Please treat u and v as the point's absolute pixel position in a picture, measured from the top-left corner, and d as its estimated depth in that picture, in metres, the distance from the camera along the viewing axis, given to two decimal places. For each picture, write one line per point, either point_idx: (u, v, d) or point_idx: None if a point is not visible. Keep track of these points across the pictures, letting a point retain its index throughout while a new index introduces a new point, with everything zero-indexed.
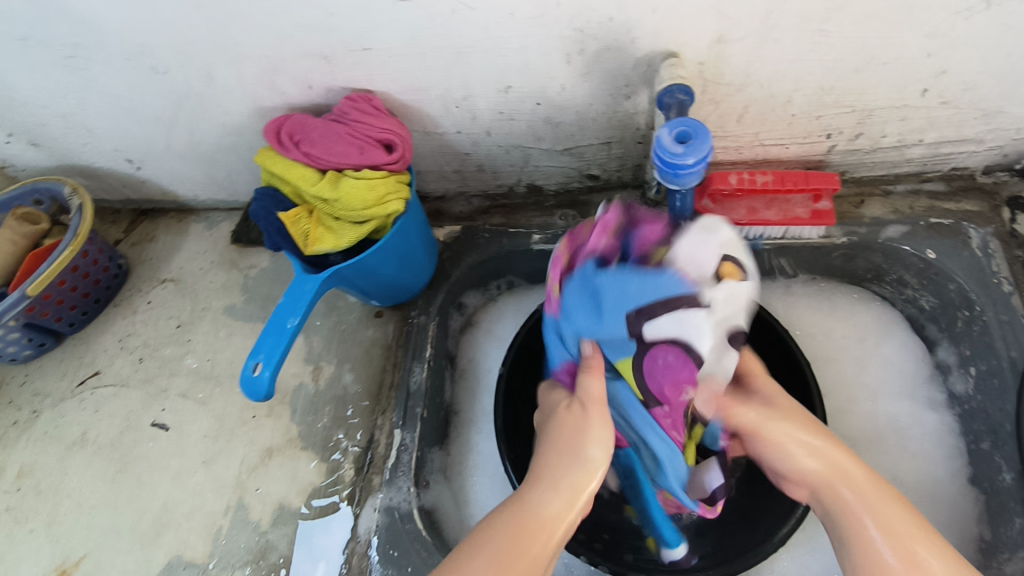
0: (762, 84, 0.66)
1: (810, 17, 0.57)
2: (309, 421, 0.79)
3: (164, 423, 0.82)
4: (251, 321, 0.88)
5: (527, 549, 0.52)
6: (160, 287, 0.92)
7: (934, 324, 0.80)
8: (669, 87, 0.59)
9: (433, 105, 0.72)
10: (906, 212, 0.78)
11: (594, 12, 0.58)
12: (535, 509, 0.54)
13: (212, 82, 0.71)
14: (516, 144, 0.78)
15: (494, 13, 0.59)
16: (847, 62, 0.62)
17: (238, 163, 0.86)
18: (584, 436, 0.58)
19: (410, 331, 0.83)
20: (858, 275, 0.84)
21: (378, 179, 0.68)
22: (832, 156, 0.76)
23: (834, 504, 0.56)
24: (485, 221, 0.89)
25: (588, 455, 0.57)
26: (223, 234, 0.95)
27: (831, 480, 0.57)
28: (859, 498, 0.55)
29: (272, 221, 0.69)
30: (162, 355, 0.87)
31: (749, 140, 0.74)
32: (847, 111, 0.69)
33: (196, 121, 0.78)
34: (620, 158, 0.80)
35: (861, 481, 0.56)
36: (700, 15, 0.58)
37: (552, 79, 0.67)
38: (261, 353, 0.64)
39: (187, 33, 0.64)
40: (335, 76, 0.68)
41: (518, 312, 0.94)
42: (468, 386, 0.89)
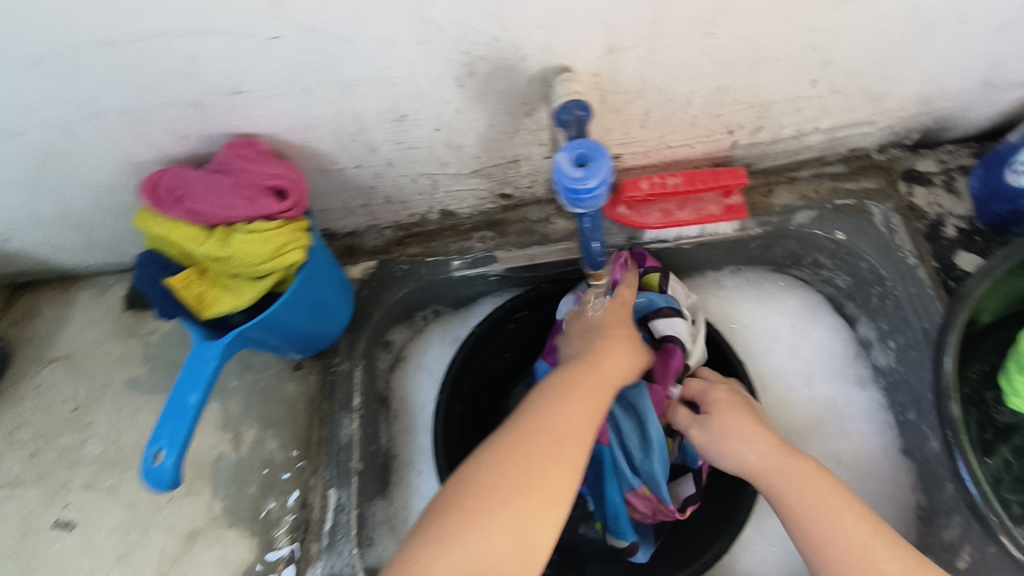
0: (660, 89, 0.65)
1: (695, 21, 0.56)
2: (235, 494, 0.73)
3: (69, 521, 0.74)
4: (158, 392, 0.80)
5: (566, 420, 0.58)
6: (48, 368, 0.83)
7: (852, 302, 0.82)
8: (565, 103, 0.57)
9: (326, 142, 0.68)
10: (812, 197, 0.80)
11: (480, 34, 0.55)
12: (566, 397, 0.60)
13: (69, 142, 0.64)
14: (422, 172, 0.75)
15: (373, 43, 0.55)
16: (738, 61, 0.62)
17: (119, 223, 0.78)
18: (621, 345, 0.68)
19: (334, 380, 0.77)
20: (776, 262, 0.85)
21: (272, 229, 0.63)
22: (737, 151, 0.77)
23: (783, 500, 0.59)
24: (401, 252, 0.84)
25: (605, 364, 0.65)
26: (115, 300, 0.87)
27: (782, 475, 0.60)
28: (805, 492, 0.58)
29: (159, 289, 0.64)
30: (59, 445, 0.78)
31: (656, 144, 0.74)
32: (745, 107, 0.69)
33: (61, 185, 0.70)
34: (531, 175, 0.78)
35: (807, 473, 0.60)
36: (587, 28, 0.56)
37: (447, 105, 0.64)
38: (163, 438, 0.59)
39: (30, 93, 0.57)
40: (211, 123, 0.63)
41: (445, 339, 0.91)
42: (403, 426, 0.85)
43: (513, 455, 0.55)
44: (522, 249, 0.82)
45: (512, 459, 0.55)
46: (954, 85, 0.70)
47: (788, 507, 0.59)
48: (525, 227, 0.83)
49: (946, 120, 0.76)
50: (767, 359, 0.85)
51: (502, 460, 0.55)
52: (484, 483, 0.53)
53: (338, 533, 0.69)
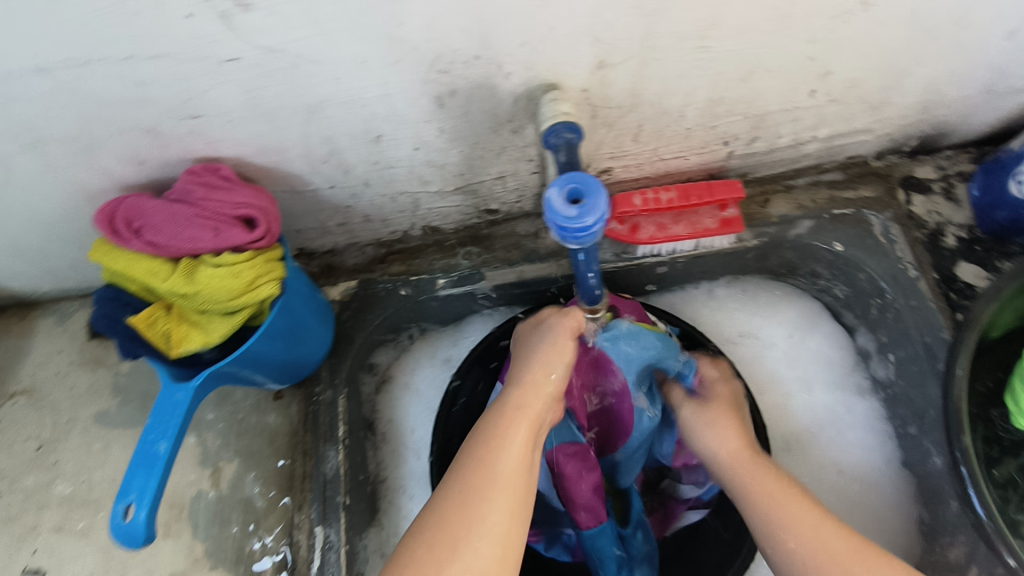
0: (652, 103, 0.61)
1: (689, 35, 0.53)
2: (216, 535, 0.70)
3: (40, 569, 0.70)
4: (129, 427, 0.76)
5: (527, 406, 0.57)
6: (9, 403, 0.78)
7: (850, 312, 0.80)
8: (553, 126, 0.54)
9: (297, 165, 0.63)
10: (809, 207, 0.77)
11: (458, 52, 0.51)
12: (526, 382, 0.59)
13: (12, 172, 0.58)
14: (401, 191, 0.70)
15: (340, 64, 0.51)
16: (734, 73, 0.59)
17: (77, 250, 0.73)
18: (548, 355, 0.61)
19: (317, 410, 0.74)
20: (772, 271, 0.83)
21: (242, 262, 0.58)
22: (732, 161, 0.74)
23: (760, 521, 0.57)
24: (384, 270, 0.80)
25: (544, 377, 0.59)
26: (78, 327, 0.82)
27: (763, 491, 0.58)
28: (784, 511, 0.56)
29: (121, 329, 0.59)
30: (24, 487, 0.74)
31: (648, 156, 0.70)
32: (740, 119, 0.66)
33: (9, 215, 0.65)
34: (517, 190, 0.74)
35: (785, 494, 0.57)
36: (575, 43, 0.52)
37: (426, 124, 0.60)
38: (132, 492, 0.55)
39: None
40: (169, 149, 0.58)
41: (434, 360, 0.86)
42: (392, 448, 0.82)
43: (441, 545, 0.48)
44: (511, 266, 0.78)
45: (436, 553, 0.48)
46: (955, 91, 0.67)
47: (765, 523, 0.57)
48: (512, 242, 0.80)
49: (945, 126, 0.74)
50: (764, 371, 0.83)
51: (427, 548, 0.48)
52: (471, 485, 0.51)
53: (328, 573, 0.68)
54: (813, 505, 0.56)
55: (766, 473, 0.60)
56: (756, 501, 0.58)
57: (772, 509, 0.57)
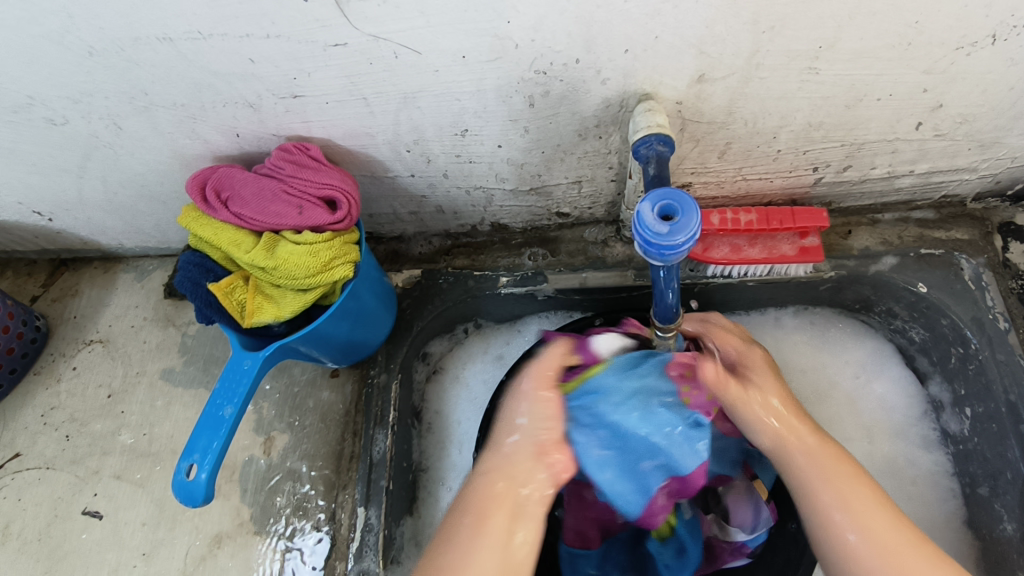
0: (746, 122, 0.59)
1: (800, 55, 0.51)
2: (262, 502, 0.72)
3: (98, 511, 0.73)
4: (192, 386, 0.79)
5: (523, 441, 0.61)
6: (86, 350, 0.82)
7: (925, 357, 0.76)
8: (645, 136, 0.53)
9: (382, 151, 0.64)
10: (895, 242, 0.74)
11: (559, 54, 0.51)
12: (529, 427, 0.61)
13: (119, 133, 0.61)
14: (477, 186, 0.71)
15: (441, 56, 0.51)
16: (838, 98, 0.56)
17: (164, 212, 0.76)
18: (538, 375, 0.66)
19: (370, 392, 0.74)
20: (845, 306, 0.79)
21: (321, 242, 0.60)
22: (818, 188, 0.71)
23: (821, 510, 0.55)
24: (448, 262, 0.81)
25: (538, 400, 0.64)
26: (155, 286, 0.85)
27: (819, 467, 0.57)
28: (837, 493, 0.55)
29: (201, 294, 0.61)
30: (92, 431, 0.77)
31: (731, 175, 0.68)
32: (836, 145, 0.63)
33: (110, 173, 0.68)
34: (591, 196, 0.73)
35: (858, 492, 0.54)
36: (678, 56, 0.51)
37: (514, 122, 0.59)
38: (195, 452, 0.56)
39: (83, 84, 0.55)
40: (265, 124, 0.60)
41: (487, 355, 0.86)
42: (435, 440, 0.81)
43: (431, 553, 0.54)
44: (574, 271, 0.77)
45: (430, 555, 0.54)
46: None
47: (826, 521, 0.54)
48: (579, 248, 0.79)
49: None
50: (825, 407, 0.79)
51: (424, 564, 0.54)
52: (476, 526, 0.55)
53: (362, 554, 0.67)
54: (884, 504, 0.54)
55: (823, 452, 0.58)
56: (822, 490, 0.56)
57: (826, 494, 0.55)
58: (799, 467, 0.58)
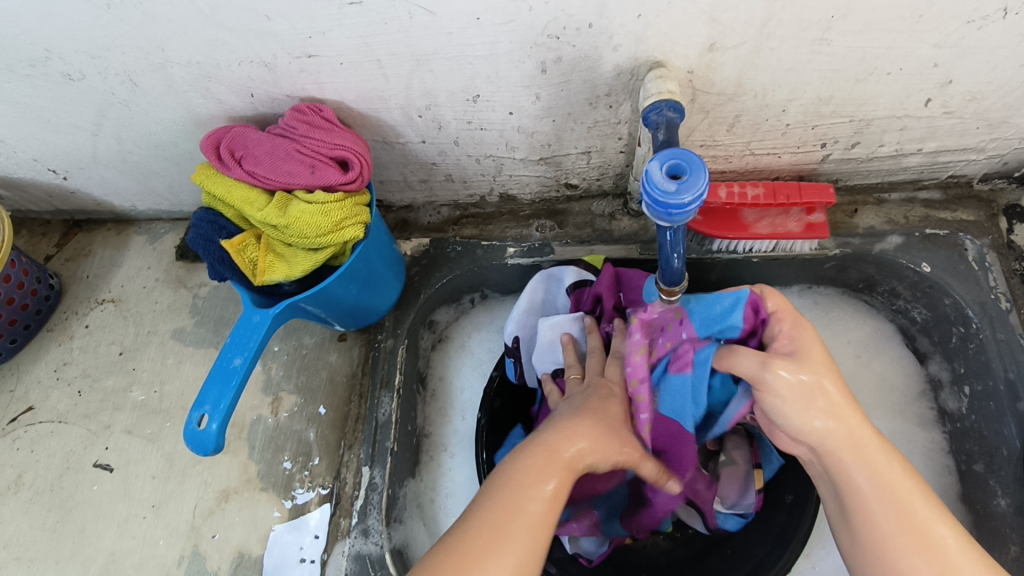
0: (756, 94, 0.60)
1: (811, 25, 0.51)
2: (269, 459, 0.74)
3: (108, 464, 0.75)
4: (201, 347, 0.80)
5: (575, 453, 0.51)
6: (98, 309, 0.84)
7: (926, 337, 0.76)
8: (656, 103, 0.53)
9: (393, 115, 0.65)
10: (900, 222, 0.74)
11: (572, 18, 0.51)
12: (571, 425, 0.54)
13: (135, 90, 0.62)
14: (486, 154, 0.71)
15: (456, 18, 0.52)
16: (848, 71, 0.57)
17: (177, 174, 0.77)
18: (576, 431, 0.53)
19: (376, 356, 0.75)
20: (849, 285, 0.80)
21: (333, 202, 0.61)
22: (826, 165, 0.71)
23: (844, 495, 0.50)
24: (456, 232, 0.82)
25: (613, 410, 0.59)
26: (167, 248, 0.87)
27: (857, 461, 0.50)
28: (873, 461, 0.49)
29: (213, 251, 0.62)
30: (104, 387, 0.79)
31: (739, 149, 0.69)
32: (845, 121, 0.64)
33: (125, 131, 0.69)
34: (600, 167, 0.74)
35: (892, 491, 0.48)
36: (689, 23, 0.51)
37: (525, 89, 0.60)
38: (206, 403, 0.58)
39: (102, 38, 0.55)
40: (280, 85, 0.60)
41: (492, 326, 0.87)
42: (439, 407, 0.83)
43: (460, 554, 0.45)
44: (581, 243, 0.78)
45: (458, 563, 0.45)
46: None
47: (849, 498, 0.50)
48: (586, 221, 0.80)
49: None
50: None
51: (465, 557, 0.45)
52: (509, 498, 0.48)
53: (367, 510, 0.68)
54: (902, 473, 0.49)
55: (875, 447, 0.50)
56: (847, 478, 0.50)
57: (860, 475, 0.49)
58: (829, 436, 0.50)
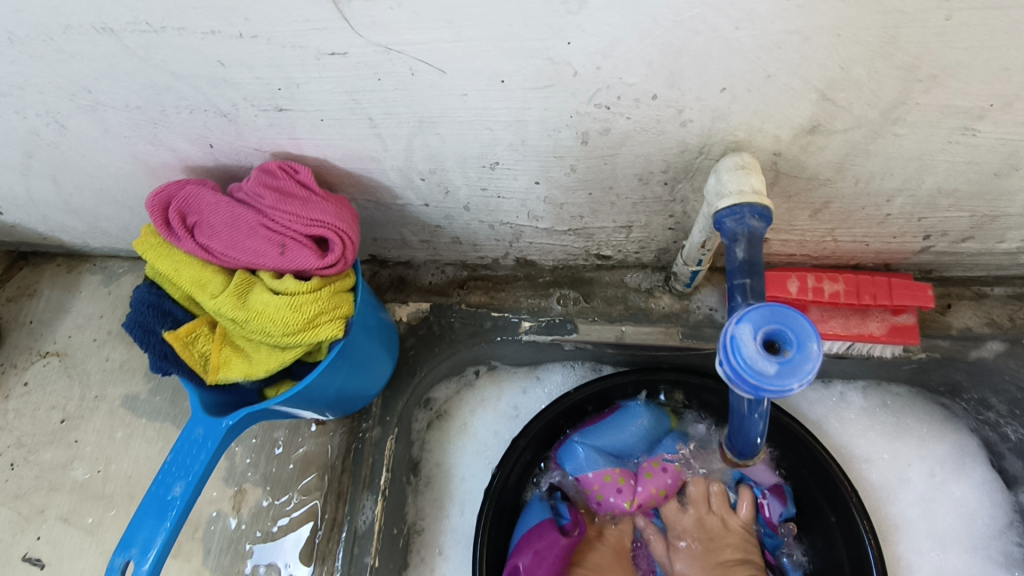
0: (858, 181, 0.46)
1: (959, 111, 0.37)
2: (226, 567, 0.62)
3: (39, 559, 0.63)
4: (155, 418, 0.68)
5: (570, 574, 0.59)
6: (40, 364, 0.72)
7: (1021, 461, 0.63)
8: (734, 206, 0.39)
9: (389, 177, 0.51)
10: (1005, 326, 0.60)
11: (632, 87, 0.38)
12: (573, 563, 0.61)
13: (64, 132, 0.49)
14: (503, 220, 0.58)
15: (476, 78, 0.38)
16: (988, 164, 0.43)
17: (132, 217, 0.64)
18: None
19: (359, 449, 0.64)
20: (928, 388, 0.67)
21: (305, 292, 0.47)
22: (922, 256, 0.57)
23: None
24: (462, 298, 0.69)
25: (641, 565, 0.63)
26: (124, 294, 0.74)
27: None
28: None
29: (155, 344, 0.49)
30: (40, 462, 0.67)
31: (820, 235, 0.55)
32: (964, 215, 0.50)
33: (60, 173, 0.56)
34: (640, 241, 0.60)
35: None
36: (792, 101, 0.38)
37: (559, 159, 0.47)
38: (135, 545, 0.46)
39: (9, 74, 0.42)
40: (243, 138, 0.47)
41: (500, 406, 0.74)
42: (434, 497, 0.71)
43: None
44: (611, 323, 0.65)
45: None
46: None
47: None
48: (618, 295, 0.66)
49: None
50: (891, 508, 0.66)
51: None
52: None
53: None
54: None
55: None
56: None
57: None
58: None
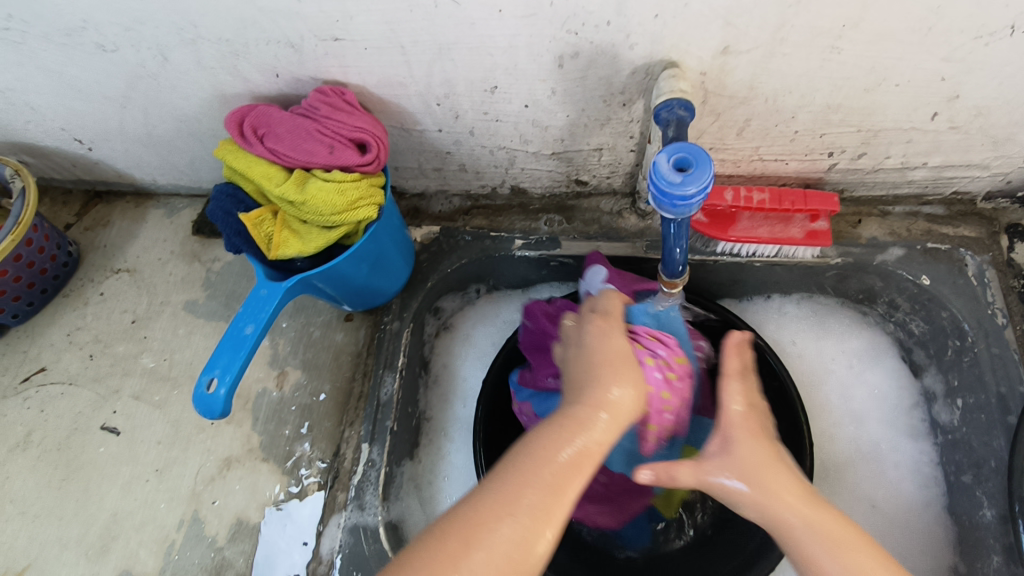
0: (767, 98, 0.61)
1: (823, 32, 0.53)
2: (271, 431, 0.76)
3: (115, 427, 0.77)
4: (212, 319, 0.82)
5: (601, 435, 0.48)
6: (113, 278, 0.86)
7: (922, 350, 0.77)
8: (667, 100, 0.55)
9: (412, 102, 0.67)
10: (903, 235, 0.75)
11: (592, 14, 0.53)
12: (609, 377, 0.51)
13: (165, 64, 0.64)
14: (501, 146, 0.73)
15: (480, 8, 0.53)
16: (858, 81, 0.58)
17: (200, 150, 0.80)
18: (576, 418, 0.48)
19: (381, 338, 0.77)
20: (848, 295, 0.81)
21: (349, 181, 0.62)
22: (832, 174, 0.73)
23: None
24: (466, 222, 0.84)
25: (608, 396, 0.49)
26: (184, 223, 0.89)
27: None
28: None
29: (231, 224, 0.64)
30: (115, 353, 0.81)
31: (748, 154, 0.70)
32: (852, 130, 0.65)
33: (152, 104, 0.71)
34: (610, 165, 0.75)
35: None
36: (704, 24, 0.53)
37: (542, 82, 0.62)
38: (216, 369, 0.59)
39: (137, 11, 0.57)
40: (304, 65, 0.62)
41: (496, 319, 0.88)
42: (441, 393, 0.84)
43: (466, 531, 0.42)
44: (588, 239, 0.79)
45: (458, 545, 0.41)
46: None
47: None
48: (593, 217, 0.82)
49: None
50: (817, 393, 0.81)
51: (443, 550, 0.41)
52: (548, 451, 0.46)
53: (363, 486, 0.69)
54: None
55: None
56: None
57: None
58: None
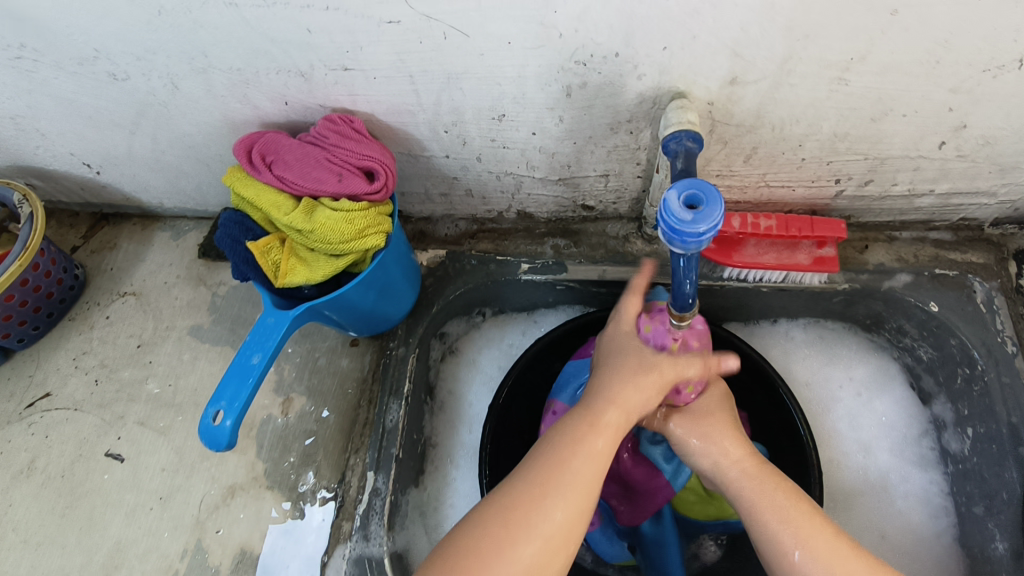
0: (774, 127, 0.61)
1: (831, 64, 0.53)
2: (276, 458, 0.75)
3: (120, 454, 0.77)
4: (217, 343, 0.82)
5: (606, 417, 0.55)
6: (119, 302, 0.86)
7: (931, 376, 0.77)
8: (676, 132, 0.55)
9: (420, 129, 0.67)
10: (910, 260, 0.75)
11: (600, 46, 0.53)
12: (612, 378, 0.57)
13: (175, 93, 0.65)
14: (508, 172, 0.73)
15: (488, 40, 0.54)
16: (865, 111, 0.58)
17: (207, 175, 0.80)
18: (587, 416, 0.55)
19: (387, 363, 0.76)
20: (856, 321, 0.81)
21: (358, 210, 0.62)
22: (839, 201, 0.73)
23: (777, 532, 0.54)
24: (472, 246, 0.84)
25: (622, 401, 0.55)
26: (190, 246, 0.89)
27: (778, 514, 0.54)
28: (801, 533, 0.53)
29: (239, 251, 0.64)
30: (120, 378, 0.81)
31: (755, 180, 0.70)
32: (860, 158, 0.65)
33: (161, 131, 0.72)
34: (616, 191, 0.76)
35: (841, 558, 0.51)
36: (712, 55, 0.53)
37: (550, 111, 0.62)
38: (223, 399, 0.59)
39: (149, 41, 0.58)
40: (313, 94, 0.63)
41: (501, 343, 0.88)
42: (446, 418, 0.83)
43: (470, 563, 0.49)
44: (594, 264, 0.79)
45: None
46: None
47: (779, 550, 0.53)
48: (600, 242, 0.81)
49: None
50: (824, 419, 0.80)
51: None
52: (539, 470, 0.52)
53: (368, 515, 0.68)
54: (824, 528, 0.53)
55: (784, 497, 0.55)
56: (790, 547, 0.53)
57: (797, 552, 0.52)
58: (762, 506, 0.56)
